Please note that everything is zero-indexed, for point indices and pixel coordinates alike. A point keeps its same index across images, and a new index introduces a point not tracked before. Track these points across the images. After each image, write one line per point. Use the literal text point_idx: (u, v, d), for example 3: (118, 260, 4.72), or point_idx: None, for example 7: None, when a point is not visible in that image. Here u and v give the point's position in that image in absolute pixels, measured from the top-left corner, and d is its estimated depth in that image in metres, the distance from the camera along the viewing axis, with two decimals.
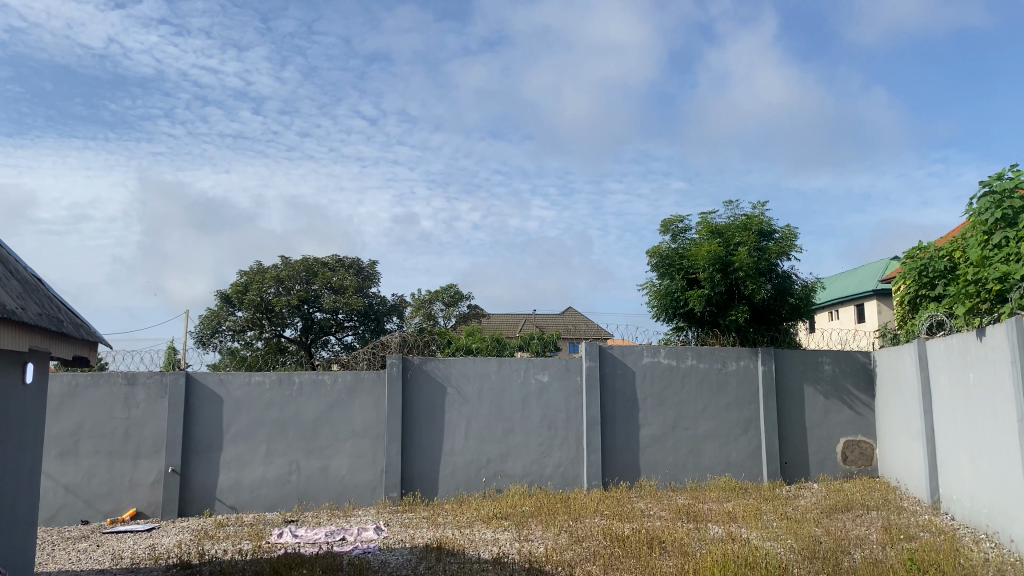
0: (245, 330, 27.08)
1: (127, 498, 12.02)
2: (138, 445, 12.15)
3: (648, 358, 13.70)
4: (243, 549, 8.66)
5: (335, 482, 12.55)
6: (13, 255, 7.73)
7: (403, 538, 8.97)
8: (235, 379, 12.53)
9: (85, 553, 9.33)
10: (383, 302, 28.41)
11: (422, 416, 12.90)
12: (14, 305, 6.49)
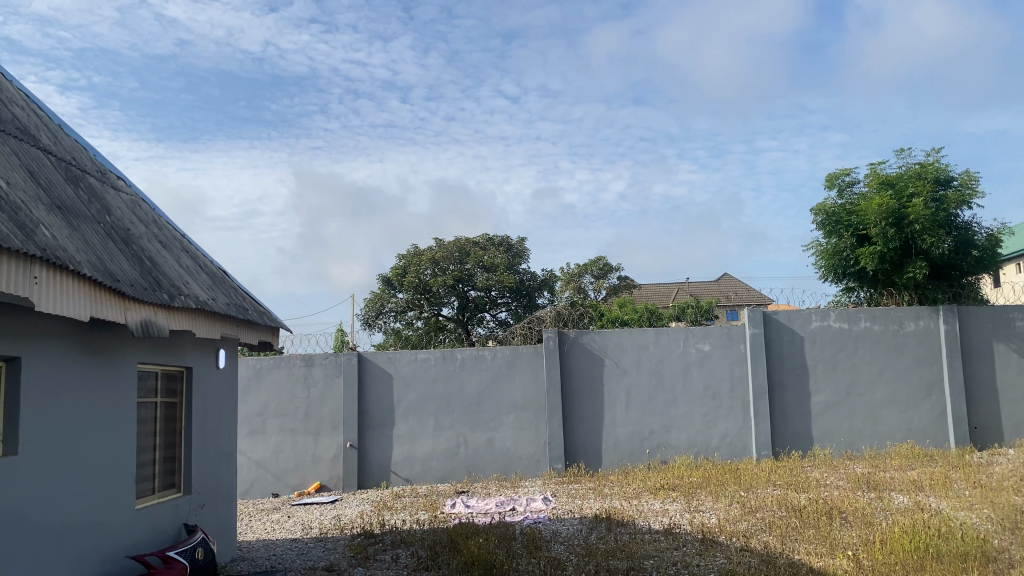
0: (406, 311, 28.10)
1: (311, 472, 12.86)
2: (318, 423, 12.94)
3: (816, 321, 13.09)
4: (420, 519, 9.06)
5: (501, 454, 12.85)
6: (202, 251, 8.40)
7: (572, 508, 9.07)
8: (402, 357, 13.07)
9: (279, 524, 10.06)
10: (534, 278, 28.71)
11: (583, 389, 12.96)
12: (205, 297, 7.04)
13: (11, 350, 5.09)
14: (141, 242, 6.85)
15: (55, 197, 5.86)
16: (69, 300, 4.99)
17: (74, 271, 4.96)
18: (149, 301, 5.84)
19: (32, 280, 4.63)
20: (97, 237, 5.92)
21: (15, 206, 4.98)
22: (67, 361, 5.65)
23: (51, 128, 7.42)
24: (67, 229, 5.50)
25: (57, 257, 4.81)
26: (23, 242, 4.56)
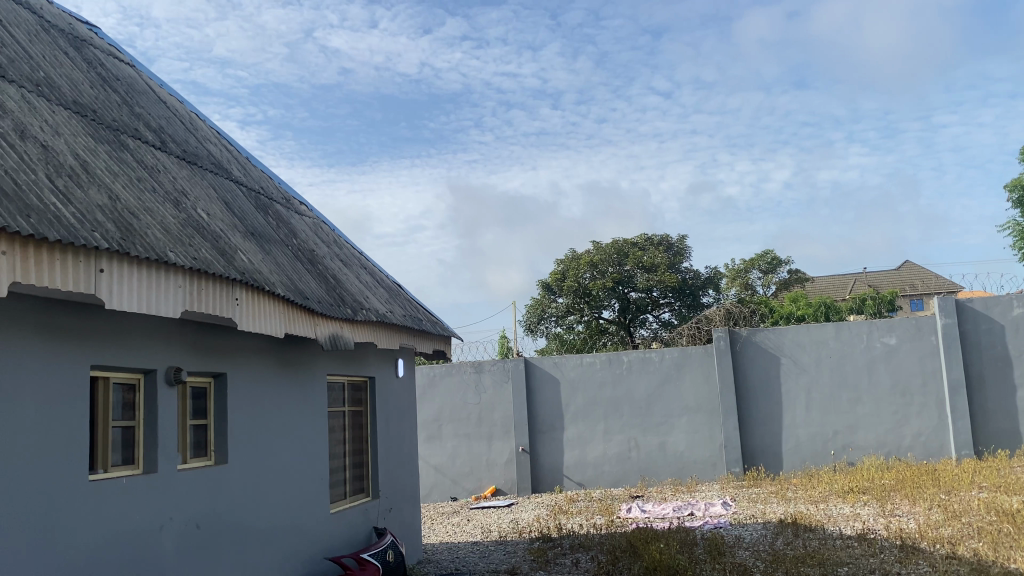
0: (567, 315, 28.10)
1: (486, 476, 13.16)
2: (491, 428, 13.23)
3: (1019, 308, 11.99)
4: (597, 524, 9.04)
5: (675, 458, 12.62)
6: (377, 267, 8.81)
7: (754, 513, 8.75)
8: (568, 361, 13.15)
9: (460, 527, 10.36)
10: (697, 277, 28.03)
11: (758, 388, 12.53)
12: (384, 310, 7.38)
13: (218, 367, 5.55)
14: (324, 261, 7.28)
15: (248, 225, 6.35)
16: (267, 318, 5.38)
17: (269, 292, 5.34)
18: (336, 316, 6.20)
19: (234, 301, 5.03)
20: (286, 259, 6.35)
21: (216, 235, 5.44)
22: (266, 376, 6.09)
23: (240, 161, 8.05)
24: (260, 253, 5.94)
25: (254, 279, 5.20)
26: (225, 268, 4.96)
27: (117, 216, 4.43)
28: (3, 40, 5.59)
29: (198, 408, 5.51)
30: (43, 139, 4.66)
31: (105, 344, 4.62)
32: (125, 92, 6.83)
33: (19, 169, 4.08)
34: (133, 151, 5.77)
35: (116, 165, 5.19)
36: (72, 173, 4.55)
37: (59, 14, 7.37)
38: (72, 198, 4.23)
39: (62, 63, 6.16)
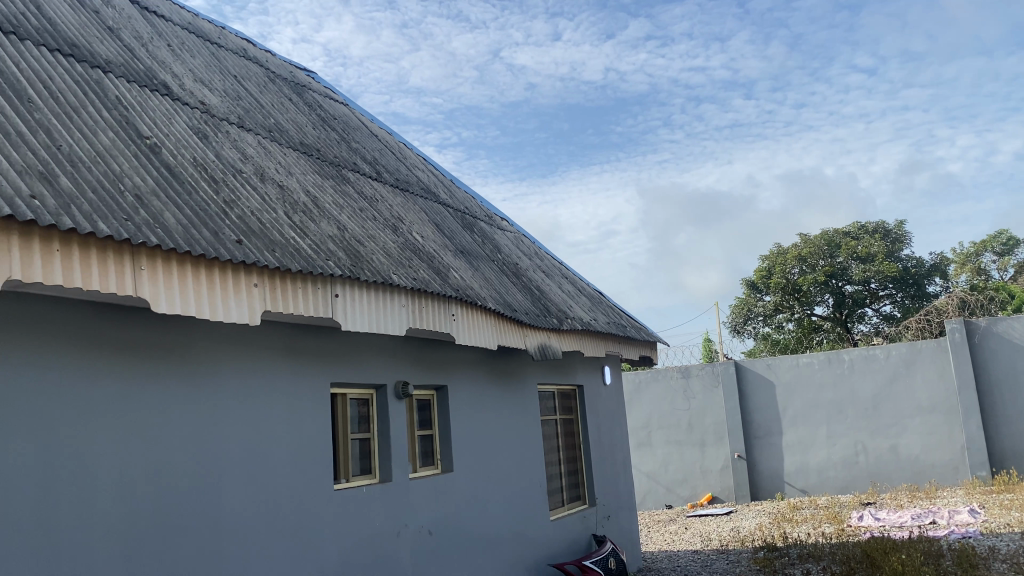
0: (776, 313, 27.04)
1: (701, 484, 12.86)
2: (703, 434, 12.93)
3: None
4: (827, 532, 8.55)
5: (910, 461, 11.69)
6: (578, 277, 8.90)
7: (1010, 522, 7.90)
8: (783, 363, 12.61)
9: (679, 535, 10.17)
10: (920, 264, 25.71)
11: (1004, 384, 11.36)
12: (589, 318, 7.45)
13: (439, 380, 5.84)
14: (528, 274, 7.46)
15: (458, 244, 6.64)
16: (481, 332, 5.60)
17: (482, 306, 5.55)
18: (545, 327, 6.33)
19: (451, 317, 5.27)
20: (494, 273, 6.57)
21: (431, 256, 5.74)
22: (483, 387, 6.33)
23: (445, 184, 8.45)
24: (471, 270, 6.19)
25: (467, 295, 5.43)
26: (441, 286, 5.22)
27: (345, 245, 4.80)
28: (239, 93, 6.24)
29: (424, 420, 5.81)
30: (279, 180, 5.15)
31: (339, 363, 4.99)
32: (342, 130, 7.39)
33: (262, 209, 4.53)
34: (353, 183, 6.22)
35: (340, 198, 5.63)
36: (304, 209, 4.98)
37: (282, 64, 8.12)
38: (307, 232, 4.64)
39: (288, 109, 6.78)
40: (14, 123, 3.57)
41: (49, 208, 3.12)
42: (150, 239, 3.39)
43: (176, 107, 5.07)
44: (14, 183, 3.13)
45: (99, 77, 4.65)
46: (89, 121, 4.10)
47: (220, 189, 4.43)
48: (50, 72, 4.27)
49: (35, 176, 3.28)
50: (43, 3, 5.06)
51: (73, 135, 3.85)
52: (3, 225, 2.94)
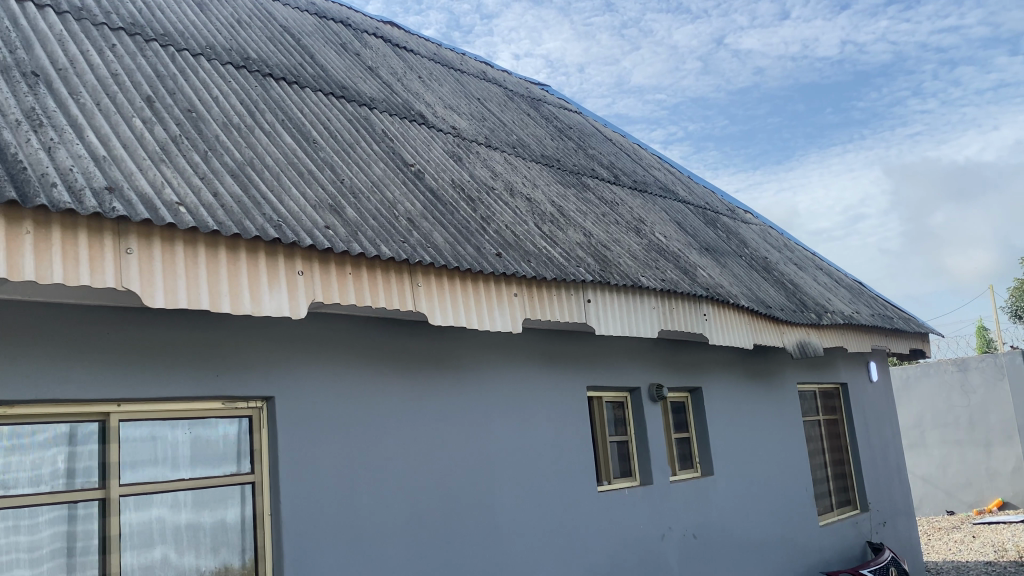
0: None
1: (989, 488, 11.59)
2: (988, 433, 11.65)
3: None
4: None
5: None
6: (834, 267, 8.40)
7: None
8: None
9: (967, 545, 9.24)
10: None
11: None
12: (849, 311, 7.00)
13: (693, 381, 5.76)
14: (779, 267, 7.16)
15: (703, 241, 6.52)
16: (735, 331, 5.45)
17: (734, 305, 5.41)
18: (803, 322, 6.04)
19: (703, 317, 5.19)
20: (743, 270, 6.38)
21: (677, 255, 5.69)
22: (738, 388, 6.16)
23: (684, 181, 8.33)
24: (719, 267, 6.06)
25: (719, 294, 5.32)
26: (691, 286, 5.16)
27: (595, 251, 4.89)
28: (484, 114, 6.57)
29: (681, 422, 5.76)
30: (527, 193, 5.36)
31: (594, 367, 5.09)
32: (579, 138, 7.54)
33: (515, 222, 4.74)
34: (595, 189, 6.32)
35: (585, 205, 5.74)
36: (553, 219, 5.14)
37: (518, 81, 8.45)
38: (558, 240, 4.79)
39: (528, 124, 7.04)
40: (304, 162, 4.03)
41: (339, 236, 3.49)
42: (424, 258, 3.69)
43: (431, 134, 5.46)
44: (310, 216, 3.53)
45: (365, 114, 5.11)
46: (362, 155, 4.52)
47: (477, 207, 4.70)
48: (326, 114, 4.76)
49: (325, 209, 3.68)
50: (315, 52, 5.66)
51: (351, 169, 4.27)
52: (306, 255, 3.35)
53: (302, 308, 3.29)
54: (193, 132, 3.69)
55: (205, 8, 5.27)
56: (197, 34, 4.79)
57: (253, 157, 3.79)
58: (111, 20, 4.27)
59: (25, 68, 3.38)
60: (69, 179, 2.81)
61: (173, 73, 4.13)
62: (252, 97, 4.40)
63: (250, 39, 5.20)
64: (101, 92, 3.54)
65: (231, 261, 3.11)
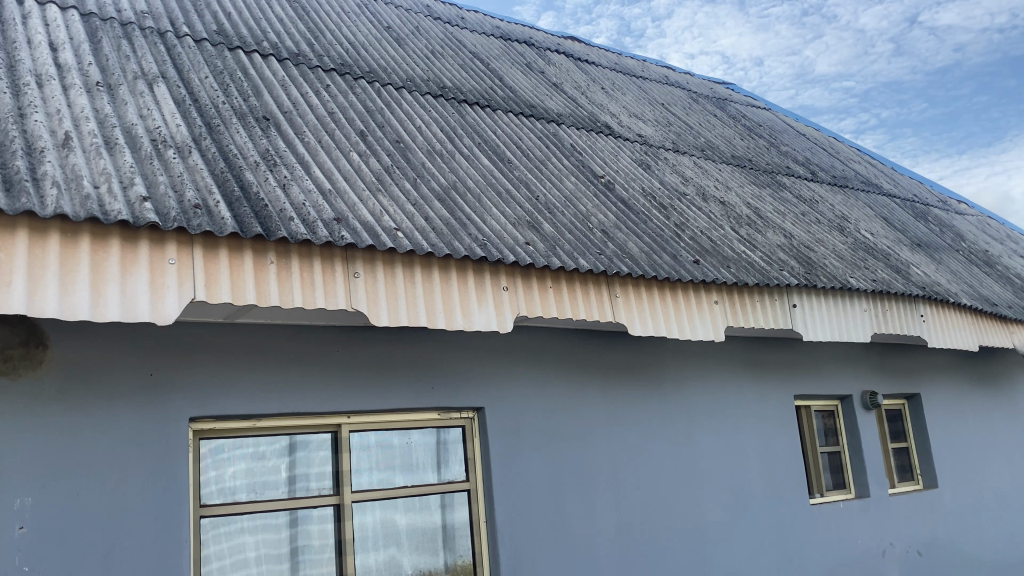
0: None
1: None
2: None
3: None
4: None
5: None
6: None
7: None
8: None
9: None
10: None
11: None
12: None
13: (910, 387, 5.40)
14: (1004, 260, 6.56)
15: (914, 236, 6.10)
16: (958, 332, 5.05)
17: (955, 304, 5.02)
18: None
19: (920, 318, 4.85)
20: (963, 265, 5.90)
21: (887, 253, 5.36)
22: (962, 393, 5.71)
23: (887, 173, 7.84)
24: (934, 264, 5.64)
25: (937, 293, 4.95)
26: (905, 285, 4.85)
27: (796, 253, 4.71)
28: (669, 119, 6.51)
29: (897, 431, 5.42)
30: (720, 197, 5.25)
31: (801, 374, 4.90)
32: (769, 135, 7.30)
33: (711, 227, 4.66)
34: (791, 188, 6.09)
35: (781, 205, 5.55)
36: (750, 222, 5.00)
37: (702, 83, 8.31)
38: (756, 244, 4.65)
39: (716, 126, 6.89)
40: (502, 182, 4.18)
41: (540, 252, 3.59)
42: (622, 269, 3.72)
43: (619, 144, 5.48)
44: (512, 233, 3.66)
45: (555, 130, 5.23)
46: (555, 171, 4.62)
47: (671, 214, 4.67)
48: (519, 133, 4.92)
49: (526, 226, 3.79)
50: (503, 74, 5.85)
51: (546, 185, 4.38)
52: (511, 270, 3.47)
53: (509, 321, 3.41)
54: (401, 161, 3.94)
55: (402, 42, 5.60)
56: (397, 68, 5.10)
57: (456, 181, 3.98)
58: (324, 63, 4.65)
59: (258, 114, 3.76)
60: (302, 212, 3.09)
61: (379, 107, 4.42)
62: (450, 123, 4.63)
63: (444, 67, 5.47)
64: (320, 130, 3.87)
65: (443, 279, 3.29)
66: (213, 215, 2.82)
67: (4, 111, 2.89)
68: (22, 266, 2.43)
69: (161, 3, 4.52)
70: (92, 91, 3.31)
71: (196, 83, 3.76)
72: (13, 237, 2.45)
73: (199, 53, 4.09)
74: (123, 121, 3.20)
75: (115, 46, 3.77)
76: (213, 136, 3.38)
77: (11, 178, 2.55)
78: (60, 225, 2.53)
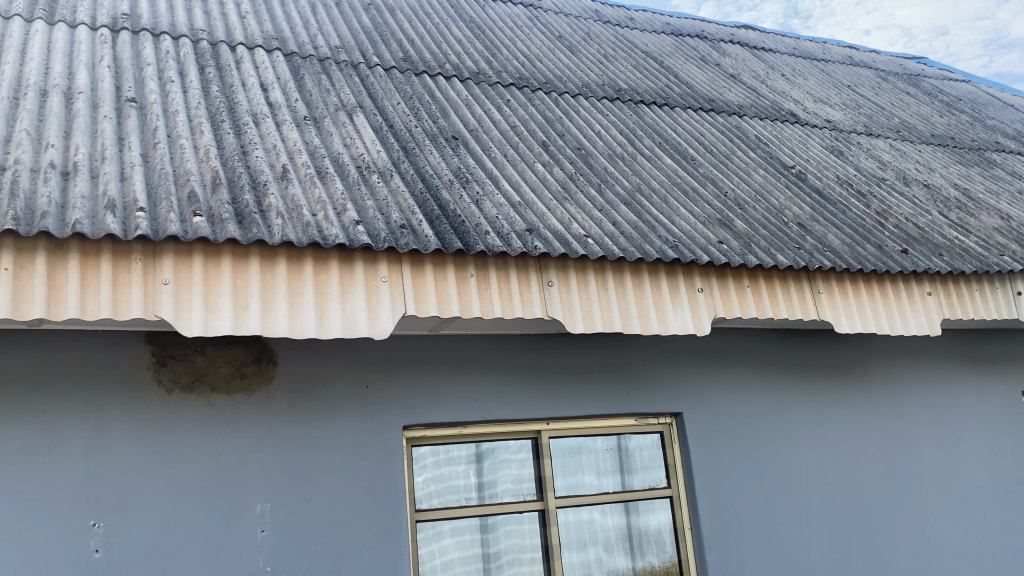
0: None
1: None
2: None
3: None
4: None
5: None
6: None
7: None
8: None
9: None
10: None
11: None
12: None
13: None
14: None
15: None
16: None
17: None
18: None
19: None
20: None
21: None
22: None
23: None
24: None
25: None
26: None
27: (1018, 235, 4.31)
28: (858, 101, 6.15)
29: None
30: (923, 179, 4.89)
31: None
32: (972, 109, 6.73)
33: (916, 213, 4.35)
34: (1003, 164, 5.58)
35: (994, 184, 5.09)
36: (960, 204, 4.62)
37: (890, 60, 7.80)
38: (971, 228, 4.29)
39: (910, 104, 6.43)
40: (687, 181, 4.10)
41: (735, 250, 3.48)
42: (824, 263, 3.54)
43: (807, 132, 5.24)
44: (703, 233, 3.58)
45: (737, 123, 5.07)
46: (742, 165, 4.48)
47: (870, 202, 4.40)
48: (700, 129, 4.82)
49: (717, 224, 3.70)
50: (679, 71, 5.75)
51: (733, 180, 4.25)
52: (705, 271, 3.39)
53: (706, 323, 3.34)
54: (586, 167, 3.96)
55: (575, 50, 5.64)
56: (573, 76, 5.14)
57: (641, 183, 3.95)
58: (503, 78, 4.76)
59: (447, 133, 3.91)
60: (497, 225, 3.17)
61: (559, 116, 4.47)
62: (631, 125, 4.60)
63: (619, 70, 5.46)
64: (506, 144, 3.96)
65: (636, 284, 3.26)
66: (417, 234, 2.95)
67: (229, 150, 3.17)
68: (253, 292, 2.67)
69: (351, 37, 4.82)
70: (300, 125, 3.56)
71: (389, 109, 3.97)
72: (247, 265, 2.69)
73: (390, 80, 4.31)
74: (330, 151, 3.43)
75: (316, 81, 4.05)
76: (409, 159, 3.55)
77: (242, 212, 2.79)
78: (285, 251, 2.75)
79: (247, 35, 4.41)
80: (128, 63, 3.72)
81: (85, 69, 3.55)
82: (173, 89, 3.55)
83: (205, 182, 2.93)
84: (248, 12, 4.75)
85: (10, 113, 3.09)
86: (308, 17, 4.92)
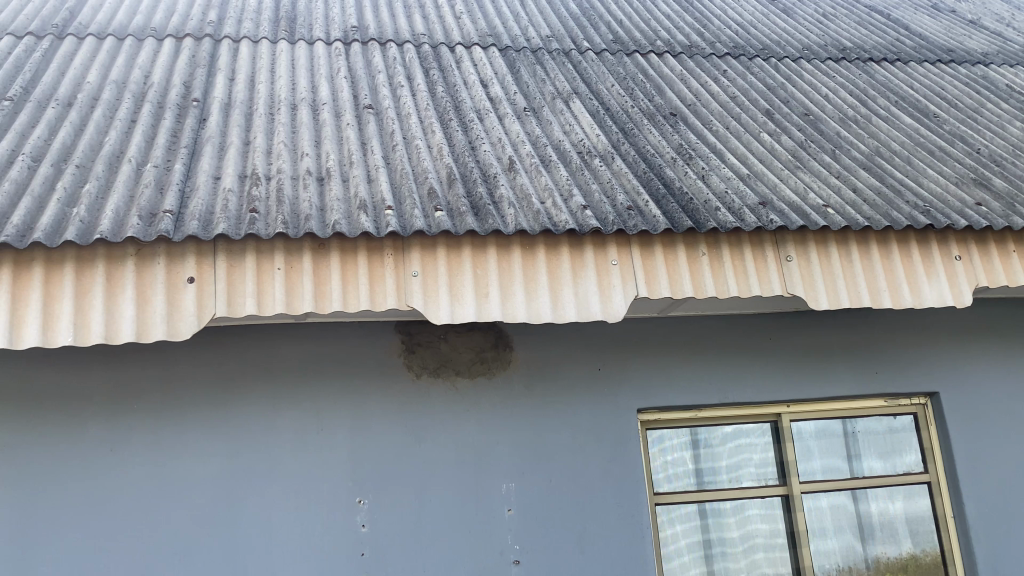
0: None
1: None
2: None
3: None
4: None
5: None
6: None
7: None
8: None
9: None
10: None
11: None
12: None
13: None
14: None
15: None
16: None
17: None
18: None
19: None
20: None
21: None
22: None
23: None
24: None
25: None
26: None
27: None
28: None
29: None
30: None
31: None
32: None
33: None
34: None
35: None
36: None
37: None
38: None
39: None
40: (932, 140, 3.76)
41: (996, 212, 3.16)
42: None
43: None
44: (957, 195, 3.28)
45: (982, 72, 4.59)
46: (994, 118, 4.05)
47: None
48: (941, 83, 4.41)
49: (971, 185, 3.37)
50: (909, 23, 5.29)
51: (985, 135, 3.86)
52: (963, 236, 3.10)
53: (965, 294, 3.06)
54: (816, 134, 3.75)
55: (791, 12, 5.34)
56: (792, 39, 4.88)
57: (879, 147, 3.68)
58: (718, 49, 4.61)
59: (665, 111, 3.84)
60: (728, 201, 3.07)
61: (781, 82, 4.26)
62: (860, 85, 4.30)
63: (841, 28, 5.11)
64: (727, 116, 3.83)
65: (883, 254, 3.04)
66: (645, 215, 2.92)
67: (459, 146, 3.30)
68: (493, 280, 2.77)
69: (561, 25, 4.86)
70: (521, 116, 3.65)
71: (604, 92, 3.96)
72: (486, 255, 2.79)
73: (603, 63, 4.30)
74: (552, 139, 3.48)
75: (532, 72, 4.12)
76: (630, 140, 3.53)
77: (477, 204, 2.90)
78: (520, 240, 2.82)
79: (463, 34, 4.57)
80: (362, 72, 3.98)
81: (325, 81, 3.83)
82: (403, 93, 3.75)
83: (441, 178, 3.07)
84: (461, 12, 4.92)
85: (269, 127, 3.40)
86: (518, 11, 5.03)
